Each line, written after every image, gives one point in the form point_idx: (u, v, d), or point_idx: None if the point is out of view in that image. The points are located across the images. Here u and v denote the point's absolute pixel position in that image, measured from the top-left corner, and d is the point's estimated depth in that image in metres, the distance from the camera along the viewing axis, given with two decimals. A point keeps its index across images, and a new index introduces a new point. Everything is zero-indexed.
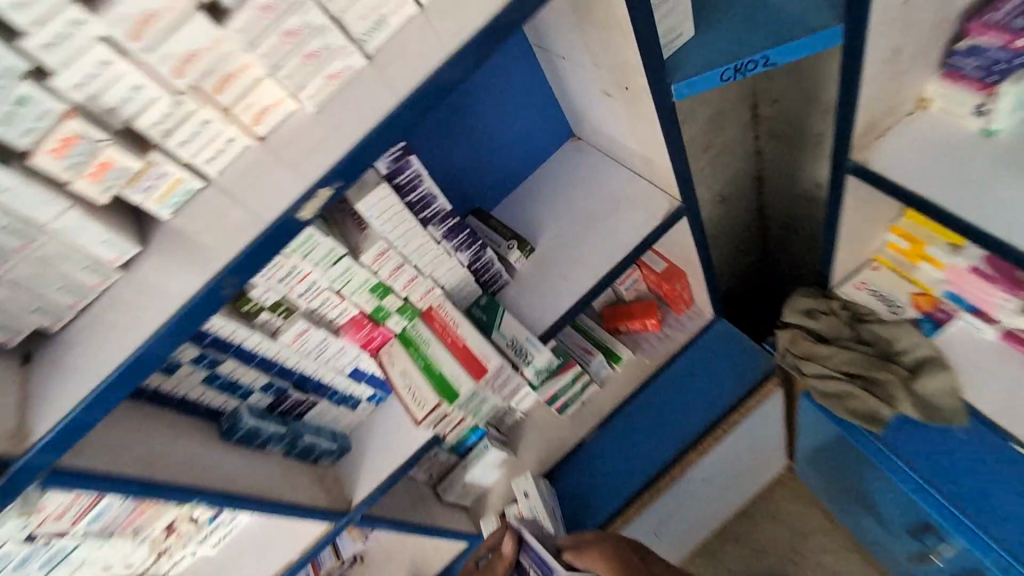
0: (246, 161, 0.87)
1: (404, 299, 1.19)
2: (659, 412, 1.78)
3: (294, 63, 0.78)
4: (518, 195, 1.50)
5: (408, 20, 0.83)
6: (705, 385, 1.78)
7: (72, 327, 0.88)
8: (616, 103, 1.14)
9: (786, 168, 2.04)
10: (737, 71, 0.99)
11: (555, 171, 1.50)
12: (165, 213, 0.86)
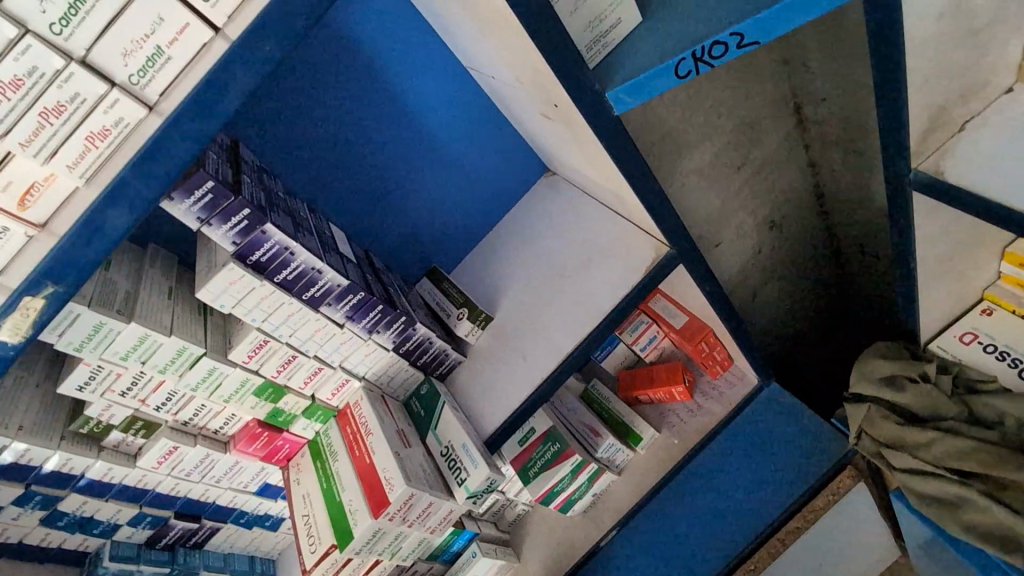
0: (28, 258, 0.66)
1: (309, 399, 0.94)
2: (692, 511, 1.37)
3: (29, 125, 0.56)
4: (482, 247, 1.22)
5: (202, 49, 0.60)
6: (752, 474, 1.35)
7: None
8: (557, 126, 0.84)
9: (848, 182, 1.60)
10: (698, 60, 0.65)
11: (525, 215, 1.20)
12: None
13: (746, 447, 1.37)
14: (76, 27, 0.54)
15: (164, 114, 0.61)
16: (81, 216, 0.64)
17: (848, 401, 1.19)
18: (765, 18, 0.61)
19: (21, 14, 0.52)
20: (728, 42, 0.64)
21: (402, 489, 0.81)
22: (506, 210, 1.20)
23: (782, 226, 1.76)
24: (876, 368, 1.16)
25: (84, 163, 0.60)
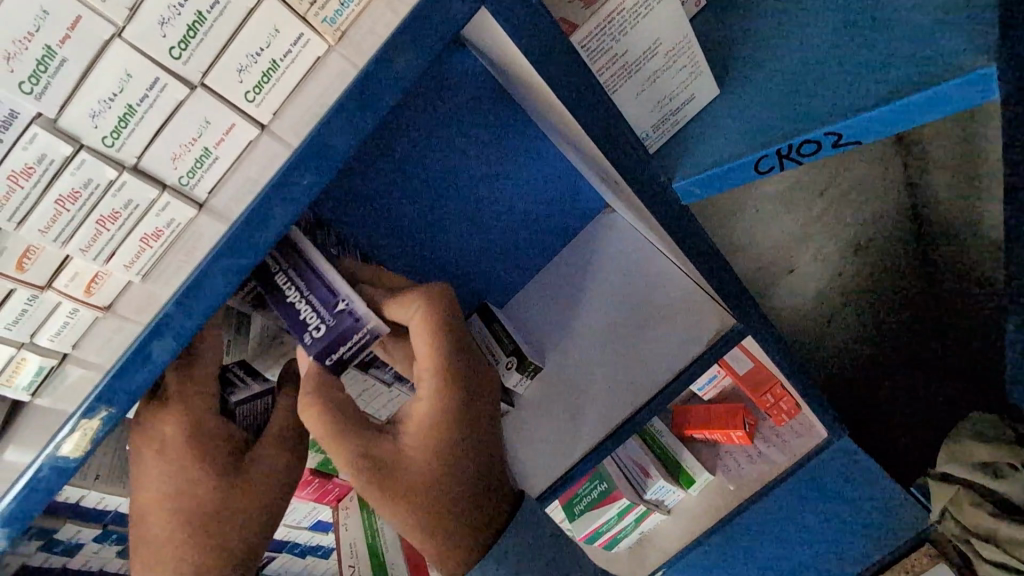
0: (98, 335, 0.70)
1: None
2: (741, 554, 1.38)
3: (87, 233, 0.57)
4: (524, 291, 1.13)
5: (248, 148, 0.58)
6: (804, 525, 1.34)
7: None
8: (614, 193, 0.79)
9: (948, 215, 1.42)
10: (787, 152, 0.64)
11: (573, 257, 1.11)
12: (24, 394, 0.73)
13: (806, 501, 1.31)
14: (126, 138, 0.53)
15: (218, 210, 0.61)
16: (144, 301, 0.66)
17: (931, 478, 1.06)
18: (866, 120, 0.61)
19: (69, 130, 0.52)
20: (822, 141, 0.63)
21: None
22: (558, 252, 1.12)
23: (873, 254, 1.52)
24: (972, 450, 1.01)
25: (139, 262, 0.61)
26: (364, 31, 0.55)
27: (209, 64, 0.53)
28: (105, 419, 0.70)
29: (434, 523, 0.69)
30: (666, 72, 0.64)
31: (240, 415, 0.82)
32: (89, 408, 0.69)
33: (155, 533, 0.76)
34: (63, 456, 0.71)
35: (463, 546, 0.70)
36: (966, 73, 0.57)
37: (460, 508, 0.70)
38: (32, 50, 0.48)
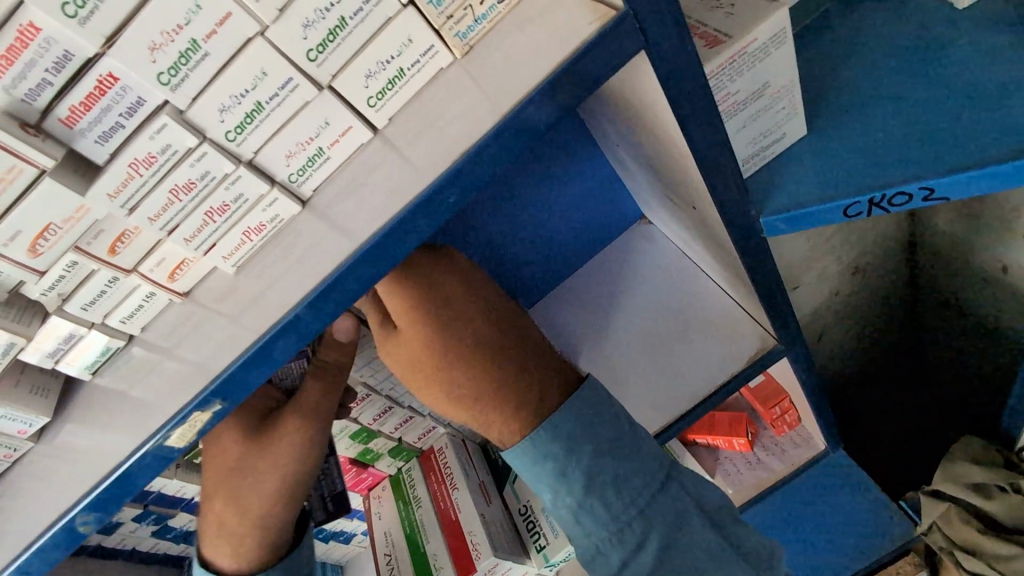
0: (173, 319, 0.69)
1: (397, 440, 0.99)
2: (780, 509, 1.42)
3: (194, 223, 0.57)
4: (560, 287, 1.18)
5: (360, 150, 0.59)
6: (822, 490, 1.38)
7: None
8: (681, 213, 0.82)
9: (945, 255, 1.45)
10: (875, 203, 0.62)
11: (613, 261, 1.15)
12: (86, 373, 0.71)
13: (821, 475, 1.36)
14: (249, 133, 0.53)
15: (319, 210, 0.61)
16: (225, 290, 0.66)
17: (924, 494, 1.16)
18: (960, 179, 0.58)
19: (198, 122, 0.51)
20: (913, 194, 0.61)
21: (490, 560, 0.84)
22: (593, 260, 1.18)
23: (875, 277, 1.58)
24: (965, 471, 1.11)
25: (238, 253, 0.61)
26: (491, 47, 0.56)
27: (341, 68, 0.52)
28: (217, 414, 0.65)
29: (468, 373, 0.69)
30: (768, 112, 0.66)
31: (278, 378, 0.88)
32: (201, 400, 0.65)
33: (225, 525, 0.75)
34: (168, 446, 0.67)
35: (512, 393, 0.68)
36: None
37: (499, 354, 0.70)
38: (177, 44, 0.47)
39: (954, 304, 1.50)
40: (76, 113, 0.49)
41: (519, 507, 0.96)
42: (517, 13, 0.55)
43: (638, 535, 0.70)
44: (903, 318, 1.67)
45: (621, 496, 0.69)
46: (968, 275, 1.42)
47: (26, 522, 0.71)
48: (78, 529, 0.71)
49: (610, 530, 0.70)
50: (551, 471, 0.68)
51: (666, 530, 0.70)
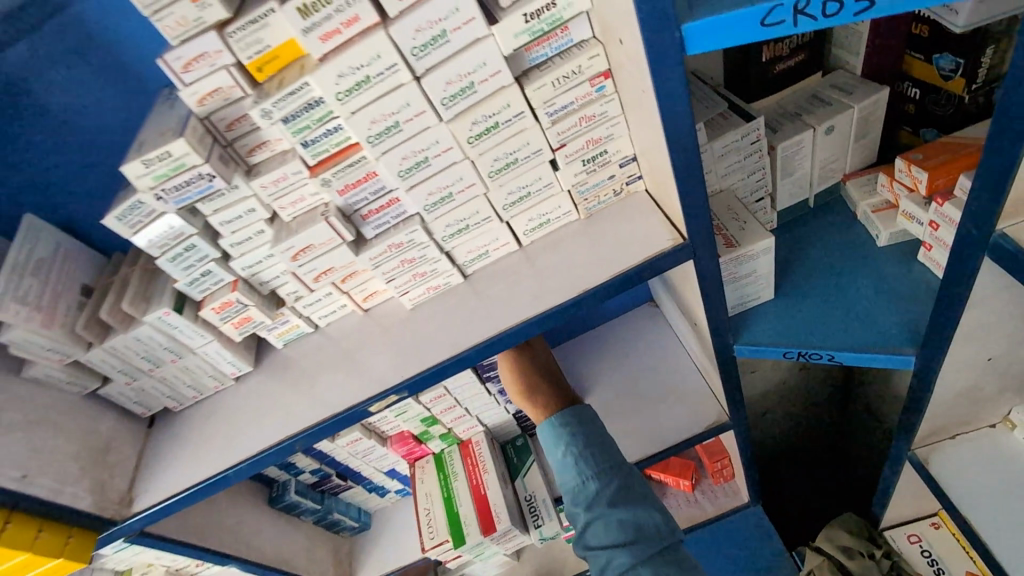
0: (350, 321, 1.05)
1: (448, 429, 1.34)
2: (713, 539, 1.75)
3: (404, 278, 0.94)
4: (580, 337, 1.63)
5: (508, 254, 0.97)
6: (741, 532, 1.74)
7: (186, 408, 1.07)
8: (686, 319, 1.21)
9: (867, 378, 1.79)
10: (802, 355, 1.01)
11: (626, 332, 1.58)
12: (279, 343, 1.06)
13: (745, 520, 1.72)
14: (454, 238, 0.91)
15: (471, 281, 0.98)
16: (393, 313, 1.02)
17: (809, 549, 1.58)
18: (851, 355, 0.96)
19: (431, 228, 0.89)
20: (826, 355, 0.99)
21: (506, 526, 1.20)
22: (609, 328, 1.61)
23: (811, 379, 1.91)
24: (839, 537, 1.52)
25: (417, 298, 0.98)
26: (600, 214, 0.94)
27: (516, 215, 0.91)
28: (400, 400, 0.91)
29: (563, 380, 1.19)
30: (753, 281, 1.02)
31: None
32: (398, 387, 0.90)
33: None
34: (369, 410, 0.92)
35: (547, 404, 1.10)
36: (910, 352, 0.93)
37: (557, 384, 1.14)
38: (441, 193, 0.84)
39: (868, 410, 1.83)
40: (372, 212, 0.86)
41: (527, 494, 1.33)
42: (622, 202, 0.93)
43: (608, 475, 0.98)
44: (833, 416, 2.04)
45: (603, 452, 1.00)
46: (877, 393, 1.73)
47: (210, 435, 1.02)
48: (295, 448, 0.95)
49: (593, 469, 0.98)
50: (565, 432, 1.02)
51: (617, 477, 0.99)
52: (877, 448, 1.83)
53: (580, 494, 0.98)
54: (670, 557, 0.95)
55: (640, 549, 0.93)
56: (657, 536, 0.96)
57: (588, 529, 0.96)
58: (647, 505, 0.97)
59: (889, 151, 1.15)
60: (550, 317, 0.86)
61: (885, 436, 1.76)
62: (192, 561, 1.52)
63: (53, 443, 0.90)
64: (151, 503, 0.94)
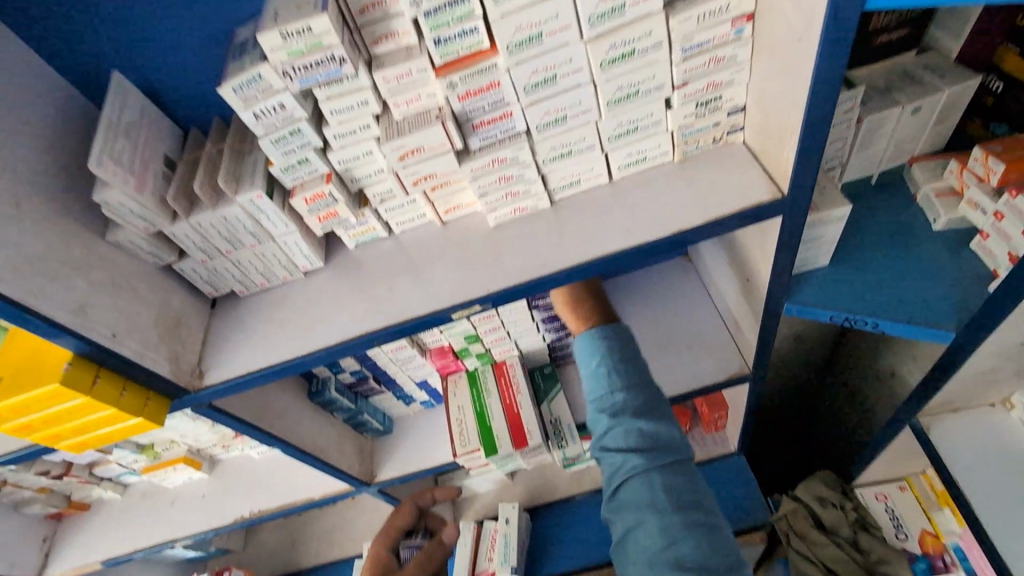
0: (425, 231, 1.06)
1: (486, 349, 1.39)
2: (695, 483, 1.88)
3: (496, 195, 0.95)
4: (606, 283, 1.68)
5: (597, 186, 0.99)
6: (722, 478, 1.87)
7: (250, 295, 1.09)
8: (735, 275, 1.26)
9: (853, 355, 1.90)
10: (847, 320, 1.08)
11: (651, 282, 1.65)
12: (351, 243, 1.07)
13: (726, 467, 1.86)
14: (554, 163, 0.92)
15: (556, 208, 1.00)
16: (471, 229, 1.03)
17: (787, 498, 1.74)
18: (896, 324, 1.04)
19: (536, 149, 0.90)
20: (871, 322, 1.06)
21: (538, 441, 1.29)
22: (635, 277, 1.67)
23: (798, 353, 2.01)
24: (817, 489, 1.69)
25: (502, 217, 1.00)
26: (694, 160, 0.96)
27: (617, 148, 0.92)
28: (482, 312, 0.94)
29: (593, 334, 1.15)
30: (816, 247, 1.07)
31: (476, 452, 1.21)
32: (481, 300, 0.93)
33: None
34: (449, 318, 0.94)
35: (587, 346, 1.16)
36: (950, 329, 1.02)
37: (609, 312, 1.18)
38: (556, 115, 0.85)
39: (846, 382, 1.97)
40: (484, 123, 0.86)
41: (553, 417, 1.41)
42: (718, 151, 0.95)
43: (636, 391, 1.04)
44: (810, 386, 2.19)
45: (635, 369, 1.07)
46: (864, 369, 1.84)
47: (277, 323, 1.03)
48: (372, 344, 0.97)
49: (623, 383, 1.05)
50: (603, 346, 1.08)
51: (645, 396, 1.05)
52: (850, 419, 1.98)
53: (607, 402, 1.04)
54: (681, 469, 1.00)
55: (653, 456, 0.99)
56: (672, 448, 1.01)
57: (608, 432, 1.02)
58: (669, 422, 1.03)
59: (955, 141, 1.19)
60: (640, 252, 0.89)
61: (859, 409, 1.91)
62: (214, 443, 1.57)
63: (134, 308, 0.91)
64: (220, 379, 0.97)
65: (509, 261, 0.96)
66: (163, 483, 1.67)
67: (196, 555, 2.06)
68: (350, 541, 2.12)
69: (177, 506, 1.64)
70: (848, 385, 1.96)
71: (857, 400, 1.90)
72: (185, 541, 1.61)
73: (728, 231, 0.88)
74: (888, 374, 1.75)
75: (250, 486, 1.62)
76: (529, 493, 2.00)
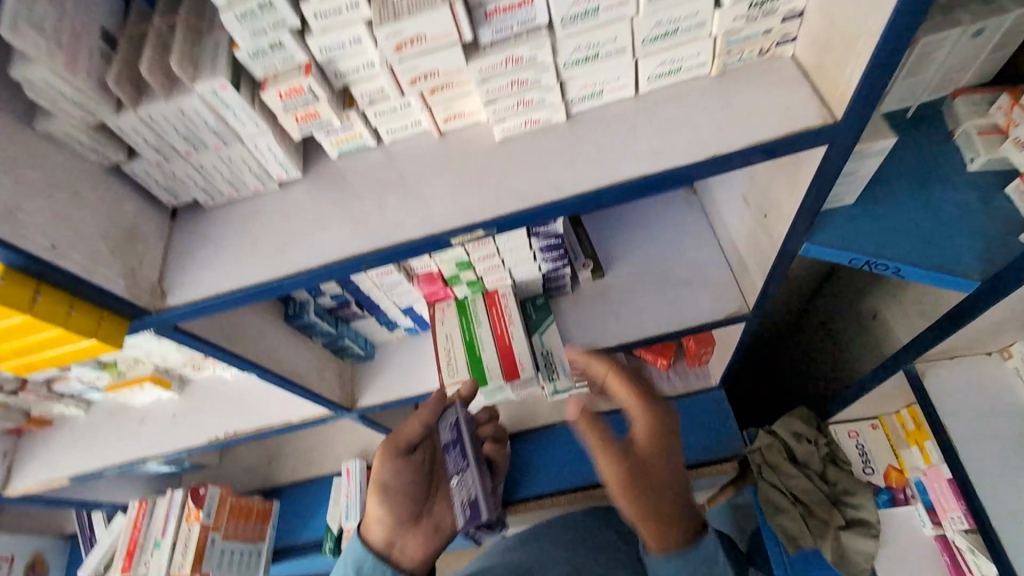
0: (419, 142, 0.93)
1: (478, 277, 1.31)
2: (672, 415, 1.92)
3: (506, 103, 0.82)
4: (599, 216, 1.59)
5: (620, 100, 0.86)
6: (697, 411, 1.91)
7: (217, 207, 0.95)
8: (749, 210, 1.17)
9: (836, 297, 1.89)
10: (867, 264, 1.02)
11: (647, 216, 1.56)
12: (333, 152, 0.93)
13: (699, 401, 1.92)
14: (577, 67, 0.79)
15: (572, 122, 0.88)
16: (473, 141, 0.91)
17: (761, 433, 1.77)
18: (919, 270, 0.99)
19: (557, 48, 0.76)
20: (892, 267, 1.00)
21: (530, 374, 1.23)
22: (630, 211, 1.59)
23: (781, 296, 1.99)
24: (791, 424, 1.72)
25: (511, 130, 0.87)
26: (733, 74, 0.84)
27: (650, 53, 0.79)
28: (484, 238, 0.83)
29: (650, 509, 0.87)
30: (846, 183, 0.99)
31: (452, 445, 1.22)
32: (484, 224, 0.82)
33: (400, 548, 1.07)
34: (447, 243, 0.84)
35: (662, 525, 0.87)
36: (971, 278, 0.97)
37: (645, 471, 0.89)
38: (587, 4, 0.70)
39: (825, 323, 1.98)
40: (498, 11, 0.71)
41: (544, 349, 1.36)
42: (761, 66, 0.83)
43: None
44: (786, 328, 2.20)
45: None
46: (848, 311, 1.83)
47: (248, 240, 0.91)
48: (360, 268, 0.86)
49: None
50: None
51: None
52: (826, 359, 2.00)
53: None
54: None
55: None
56: None
57: None
58: None
59: (1002, 73, 1.09)
60: (667, 176, 0.79)
61: (836, 350, 1.93)
62: (184, 363, 1.48)
63: (78, 214, 0.78)
64: (185, 300, 0.86)
65: (516, 180, 0.85)
66: (130, 401, 1.59)
67: (169, 470, 2.04)
68: (329, 460, 2.12)
69: (147, 425, 1.58)
70: (827, 327, 1.97)
71: (836, 340, 1.92)
72: (157, 459, 1.57)
73: (767, 159, 0.79)
74: (869, 318, 1.74)
75: (224, 407, 1.55)
76: (510, 420, 2.01)
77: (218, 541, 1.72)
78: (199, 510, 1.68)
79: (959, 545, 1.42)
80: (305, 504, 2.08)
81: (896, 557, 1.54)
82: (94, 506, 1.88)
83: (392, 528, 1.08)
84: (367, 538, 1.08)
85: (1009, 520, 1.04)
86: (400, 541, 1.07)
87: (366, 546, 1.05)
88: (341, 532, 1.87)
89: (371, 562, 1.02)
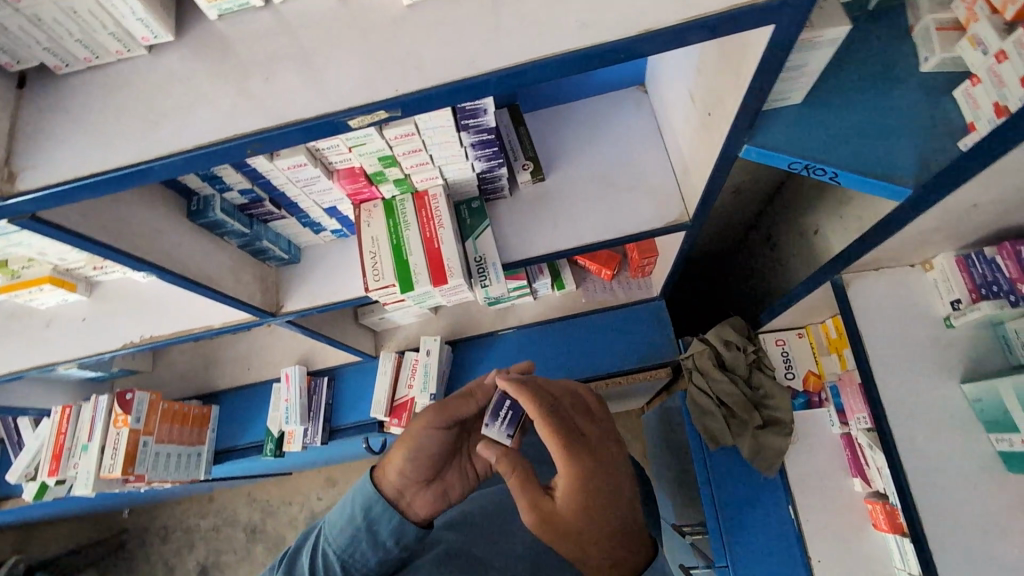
0: (315, 4, 0.79)
1: (406, 175, 1.20)
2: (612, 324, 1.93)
3: None
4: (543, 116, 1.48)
5: None
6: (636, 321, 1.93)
7: (75, 75, 0.81)
8: (694, 108, 1.10)
9: (780, 211, 1.89)
10: (805, 169, 0.98)
11: (593, 117, 1.47)
12: (211, 13, 0.79)
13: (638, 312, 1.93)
14: None
15: None
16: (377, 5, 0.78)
17: (696, 341, 1.82)
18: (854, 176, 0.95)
19: None
20: (828, 172, 0.97)
21: (458, 280, 1.18)
22: (577, 111, 1.48)
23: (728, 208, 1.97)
24: (725, 332, 1.76)
25: None
26: None
27: None
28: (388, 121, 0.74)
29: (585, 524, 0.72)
30: (792, 77, 0.92)
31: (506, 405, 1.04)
32: (386, 104, 0.72)
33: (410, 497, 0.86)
34: (346, 125, 0.74)
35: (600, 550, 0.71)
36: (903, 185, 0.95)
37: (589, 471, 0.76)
38: None
39: (768, 237, 1.99)
40: None
41: (477, 254, 1.30)
42: None
43: None
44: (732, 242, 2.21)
45: None
46: (790, 225, 1.83)
47: (113, 116, 0.78)
48: (246, 152, 0.75)
49: None
50: None
51: None
52: (764, 273, 2.03)
53: None
54: None
55: None
56: None
57: None
58: None
59: None
60: (594, 54, 0.70)
61: (775, 264, 1.96)
62: (85, 263, 1.35)
63: None
64: (39, 185, 0.74)
65: (425, 54, 0.74)
66: (31, 303, 1.47)
67: (96, 375, 1.95)
68: (268, 366, 2.08)
69: (54, 330, 1.47)
70: (769, 241, 1.98)
71: (776, 254, 1.94)
72: (71, 364, 1.48)
73: (705, 39, 0.70)
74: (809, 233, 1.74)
75: (138, 311, 1.45)
76: (453, 327, 2.00)
77: (151, 445, 1.69)
78: (127, 416, 1.61)
79: (860, 443, 1.53)
80: (245, 409, 2.06)
81: (806, 453, 1.66)
82: (18, 412, 1.79)
83: (411, 478, 0.88)
84: (380, 479, 0.88)
85: (907, 421, 1.10)
86: (412, 495, 0.86)
87: (376, 489, 0.86)
88: (281, 436, 1.88)
89: (381, 506, 0.82)
